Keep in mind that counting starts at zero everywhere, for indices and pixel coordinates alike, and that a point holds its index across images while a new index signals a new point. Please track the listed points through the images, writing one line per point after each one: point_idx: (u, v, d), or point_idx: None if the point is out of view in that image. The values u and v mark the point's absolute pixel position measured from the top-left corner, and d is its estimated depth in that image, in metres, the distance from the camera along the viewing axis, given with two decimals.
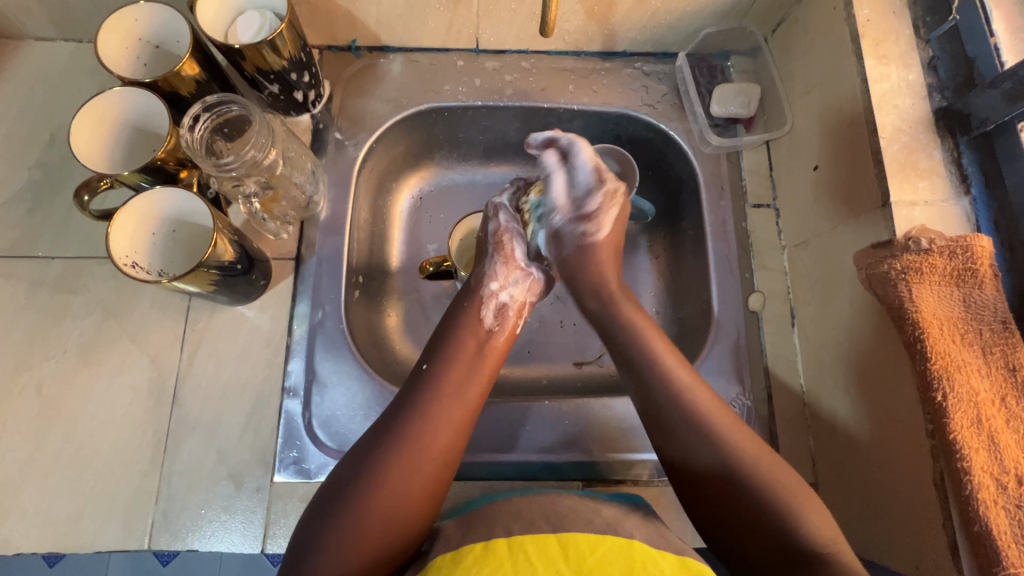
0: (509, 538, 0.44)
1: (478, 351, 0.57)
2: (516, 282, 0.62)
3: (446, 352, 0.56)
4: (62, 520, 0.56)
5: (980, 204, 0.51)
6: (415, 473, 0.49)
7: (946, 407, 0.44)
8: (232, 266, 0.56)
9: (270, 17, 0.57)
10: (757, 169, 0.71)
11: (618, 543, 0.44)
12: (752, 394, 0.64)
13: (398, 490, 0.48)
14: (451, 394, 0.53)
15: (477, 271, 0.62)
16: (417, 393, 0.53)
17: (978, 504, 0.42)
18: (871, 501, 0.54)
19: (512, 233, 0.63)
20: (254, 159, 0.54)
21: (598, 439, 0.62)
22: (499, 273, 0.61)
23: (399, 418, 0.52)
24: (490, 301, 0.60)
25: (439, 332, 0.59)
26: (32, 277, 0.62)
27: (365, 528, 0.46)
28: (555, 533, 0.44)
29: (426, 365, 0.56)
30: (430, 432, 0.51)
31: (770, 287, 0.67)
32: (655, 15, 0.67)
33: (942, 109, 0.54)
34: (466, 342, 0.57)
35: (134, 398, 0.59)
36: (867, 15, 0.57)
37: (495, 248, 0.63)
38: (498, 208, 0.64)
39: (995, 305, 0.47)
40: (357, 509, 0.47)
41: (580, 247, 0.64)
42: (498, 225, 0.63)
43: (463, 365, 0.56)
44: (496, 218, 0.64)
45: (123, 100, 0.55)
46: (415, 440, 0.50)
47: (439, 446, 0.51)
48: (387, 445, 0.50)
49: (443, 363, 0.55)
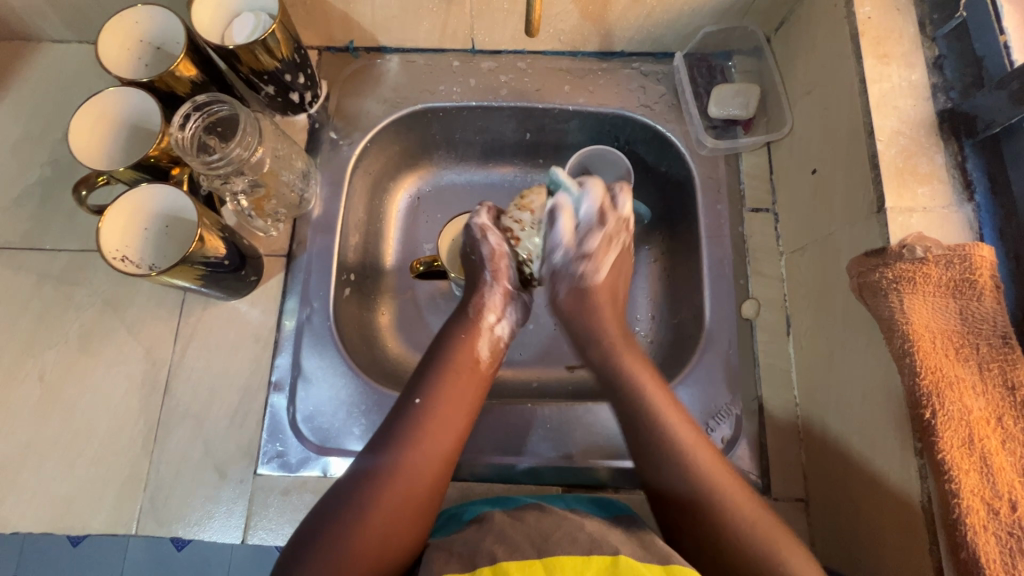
0: (493, 565, 0.44)
1: (468, 379, 0.57)
2: (511, 314, 0.62)
3: (438, 387, 0.55)
4: (55, 503, 0.58)
5: (984, 210, 0.48)
6: (408, 508, 0.50)
7: (934, 425, 0.42)
8: (219, 262, 0.57)
9: (264, 19, 0.58)
10: (756, 172, 0.69)
11: (606, 567, 0.44)
12: (741, 403, 0.62)
13: (390, 525, 0.48)
14: (442, 430, 0.53)
15: (473, 295, 0.61)
16: (408, 429, 0.53)
17: (967, 529, 0.40)
18: (859, 520, 0.52)
19: (507, 258, 0.61)
20: (241, 157, 0.55)
21: (580, 445, 0.61)
22: (496, 304, 0.61)
23: (388, 454, 0.51)
24: (485, 333, 0.60)
25: (426, 362, 0.58)
26: (39, 269, 0.64)
27: (357, 558, 0.46)
28: (540, 560, 0.44)
29: (418, 400, 0.55)
30: (421, 466, 0.51)
31: (767, 294, 0.65)
32: (652, 14, 0.66)
33: (947, 111, 0.51)
34: (459, 377, 0.56)
35: (128, 388, 0.61)
36: (868, 13, 0.54)
37: (494, 274, 0.61)
38: (486, 230, 0.61)
39: (994, 318, 0.44)
40: (349, 540, 0.47)
41: (578, 291, 0.62)
42: (492, 249, 0.61)
43: (454, 398, 0.55)
44: (486, 239, 0.61)
45: (148, 104, 0.57)
46: (406, 473, 0.51)
47: (430, 480, 0.51)
48: (377, 478, 0.50)
49: (434, 399, 0.54)
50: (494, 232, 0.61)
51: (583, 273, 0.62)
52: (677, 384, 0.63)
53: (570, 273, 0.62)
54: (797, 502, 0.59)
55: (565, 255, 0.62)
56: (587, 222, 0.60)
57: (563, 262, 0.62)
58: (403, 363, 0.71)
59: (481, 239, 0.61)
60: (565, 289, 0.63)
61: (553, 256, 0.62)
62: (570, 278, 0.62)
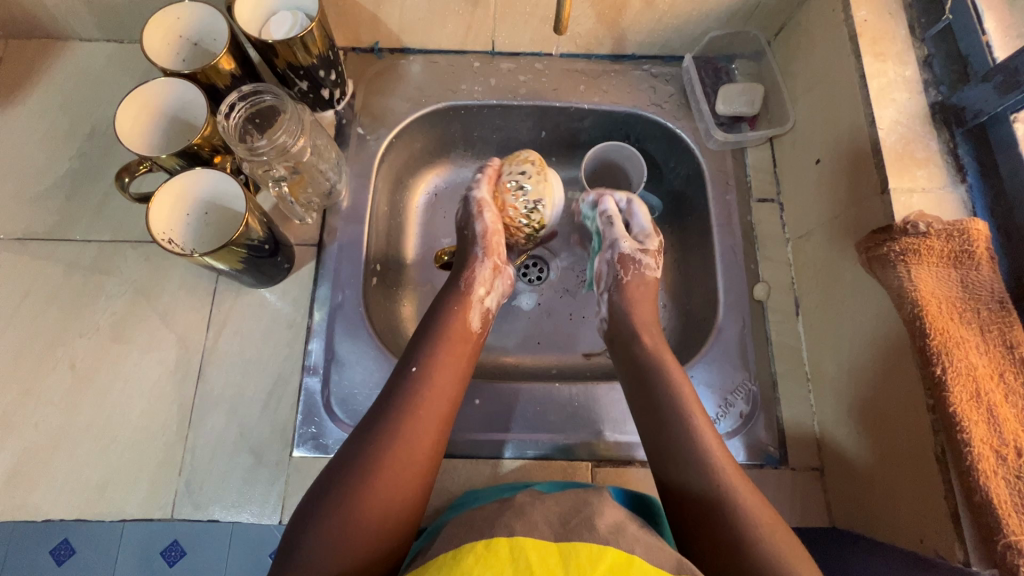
0: (510, 540, 0.44)
1: (464, 348, 0.60)
2: (498, 289, 0.67)
3: (435, 355, 0.58)
4: (89, 489, 0.58)
5: (976, 191, 0.53)
6: (408, 469, 0.51)
7: (945, 381, 0.46)
8: (260, 245, 0.58)
9: (302, 17, 0.61)
10: (761, 165, 0.74)
11: (620, 561, 0.42)
12: (757, 380, 0.66)
13: (389, 485, 0.49)
14: (437, 395, 0.56)
15: (466, 271, 0.66)
16: (406, 393, 0.55)
17: (978, 474, 0.44)
18: (875, 482, 0.55)
19: (499, 233, 0.68)
20: (285, 144, 0.57)
21: (605, 422, 0.64)
22: (486, 278, 0.66)
23: (388, 420, 0.53)
24: (477, 306, 0.64)
25: (421, 334, 0.60)
26: (70, 258, 0.65)
27: (364, 520, 0.47)
28: (555, 544, 0.43)
29: (415, 367, 0.57)
30: (421, 430, 0.53)
31: (776, 277, 0.69)
32: (663, 18, 0.71)
33: (938, 104, 0.56)
34: (454, 344, 0.60)
35: (160, 374, 0.62)
36: (864, 16, 0.60)
37: (485, 248, 0.66)
38: (480, 204, 0.68)
39: (992, 285, 0.49)
40: (356, 504, 0.48)
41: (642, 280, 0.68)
42: (484, 226, 0.67)
43: (447, 367, 0.58)
44: (481, 216, 0.68)
45: (194, 97, 0.59)
46: (408, 434, 0.52)
47: (431, 443, 0.53)
48: (380, 439, 0.51)
49: (430, 368, 0.57)
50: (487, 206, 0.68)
51: (646, 269, 0.68)
52: (697, 361, 0.66)
53: (636, 263, 0.68)
54: (813, 471, 0.62)
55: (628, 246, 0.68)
56: (641, 228, 0.69)
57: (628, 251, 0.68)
58: None
59: (478, 214, 0.68)
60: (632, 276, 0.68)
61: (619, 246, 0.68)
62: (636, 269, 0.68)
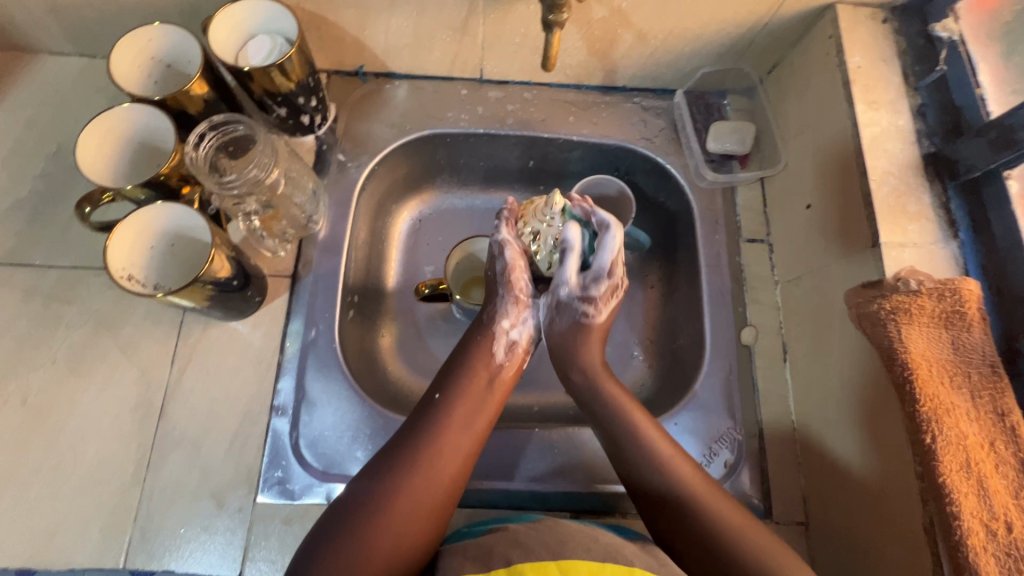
0: (508, 568, 0.43)
1: (492, 385, 0.58)
2: (527, 322, 0.62)
3: (458, 385, 0.57)
4: (36, 534, 0.54)
5: (968, 247, 0.52)
6: (423, 502, 0.49)
7: (934, 450, 0.44)
8: (227, 281, 0.55)
9: (280, 43, 0.58)
10: (751, 205, 0.72)
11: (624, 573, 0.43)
12: (743, 428, 0.64)
13: (403, 517, 0.48)
14: (460, 427, 0.54)
15: (489, 306, 0.62)
16: (426, 423, 0.54)
17: (967, 550, 0.42)
18: (863, 542, 0.54)
19: (521, 270, 0.61)
20: (257, 178, 0.55)
21: (587, 470, 0.61)
22: (510, 312, 0.61)
23: (407, 447, 0.52)
24: (502, 338, 0.60)
25: (449, 363, 0.59)
26: (28, 285, 0.62)
27: (375, 553, 0.46)
28: (554, 561, 0.43)
29: (439, 396, 0.56)
30: (438, 461, 0.52)
31: (764, 322, 0.67)
32: (654, 53, 0.69)
33: (930, 155, 0.55)
34: (479, 379, 0.57)
35: (119, 411, 0.59)
36: (858, 62, 0.59)
37: (506, 287, 0.61)
38: (503, 246, 0.61)
39: (984, 348, 0.47)
40: (369, 538, 0.46)
41: (573, 326, 0.61)
42: (505, 265, 0.61)
43: (472, 399, 0.56)
44: (503, 256, 0.61)
45: (161, 124, 0.56)
46: (427, 467, 0.51)
47: (448, 480, 0.51)
48: (397, 468, 0.50)
49: (454, 397, 0.56)
50: (511, 247, 0.61)
51: (581, 317, 0.61)
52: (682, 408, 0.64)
53: (573, 310, 0.61)
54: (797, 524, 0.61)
55: (570, 291, 0.60)
56: (598, 269, 0.59)
57: (566, 297, 0.61)
58: (406, 387, 0.70)
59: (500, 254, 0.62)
60: (562, 323, 0.62)
61: (557, 290, 0.61)
62: (569, 315, 0.61)
